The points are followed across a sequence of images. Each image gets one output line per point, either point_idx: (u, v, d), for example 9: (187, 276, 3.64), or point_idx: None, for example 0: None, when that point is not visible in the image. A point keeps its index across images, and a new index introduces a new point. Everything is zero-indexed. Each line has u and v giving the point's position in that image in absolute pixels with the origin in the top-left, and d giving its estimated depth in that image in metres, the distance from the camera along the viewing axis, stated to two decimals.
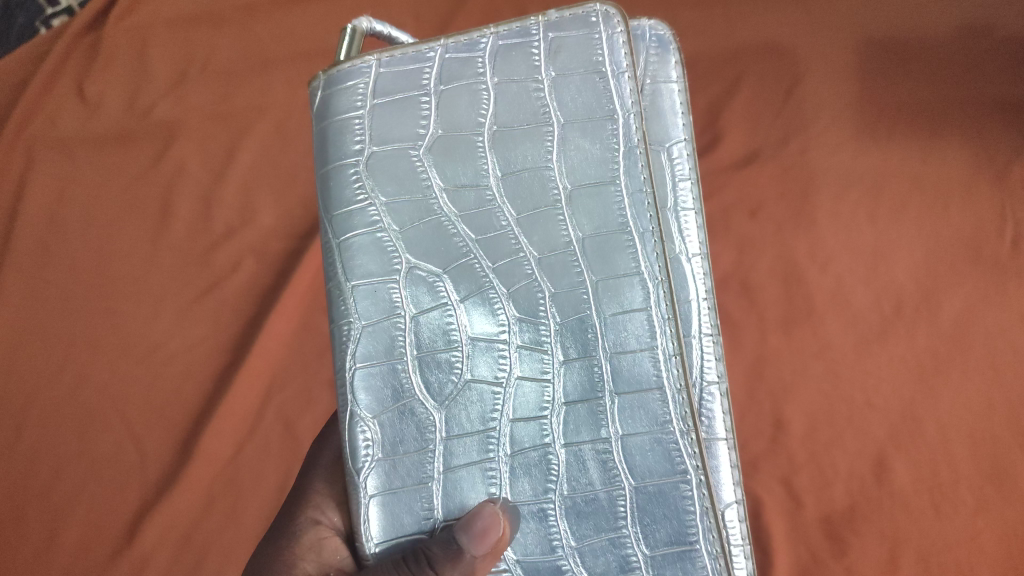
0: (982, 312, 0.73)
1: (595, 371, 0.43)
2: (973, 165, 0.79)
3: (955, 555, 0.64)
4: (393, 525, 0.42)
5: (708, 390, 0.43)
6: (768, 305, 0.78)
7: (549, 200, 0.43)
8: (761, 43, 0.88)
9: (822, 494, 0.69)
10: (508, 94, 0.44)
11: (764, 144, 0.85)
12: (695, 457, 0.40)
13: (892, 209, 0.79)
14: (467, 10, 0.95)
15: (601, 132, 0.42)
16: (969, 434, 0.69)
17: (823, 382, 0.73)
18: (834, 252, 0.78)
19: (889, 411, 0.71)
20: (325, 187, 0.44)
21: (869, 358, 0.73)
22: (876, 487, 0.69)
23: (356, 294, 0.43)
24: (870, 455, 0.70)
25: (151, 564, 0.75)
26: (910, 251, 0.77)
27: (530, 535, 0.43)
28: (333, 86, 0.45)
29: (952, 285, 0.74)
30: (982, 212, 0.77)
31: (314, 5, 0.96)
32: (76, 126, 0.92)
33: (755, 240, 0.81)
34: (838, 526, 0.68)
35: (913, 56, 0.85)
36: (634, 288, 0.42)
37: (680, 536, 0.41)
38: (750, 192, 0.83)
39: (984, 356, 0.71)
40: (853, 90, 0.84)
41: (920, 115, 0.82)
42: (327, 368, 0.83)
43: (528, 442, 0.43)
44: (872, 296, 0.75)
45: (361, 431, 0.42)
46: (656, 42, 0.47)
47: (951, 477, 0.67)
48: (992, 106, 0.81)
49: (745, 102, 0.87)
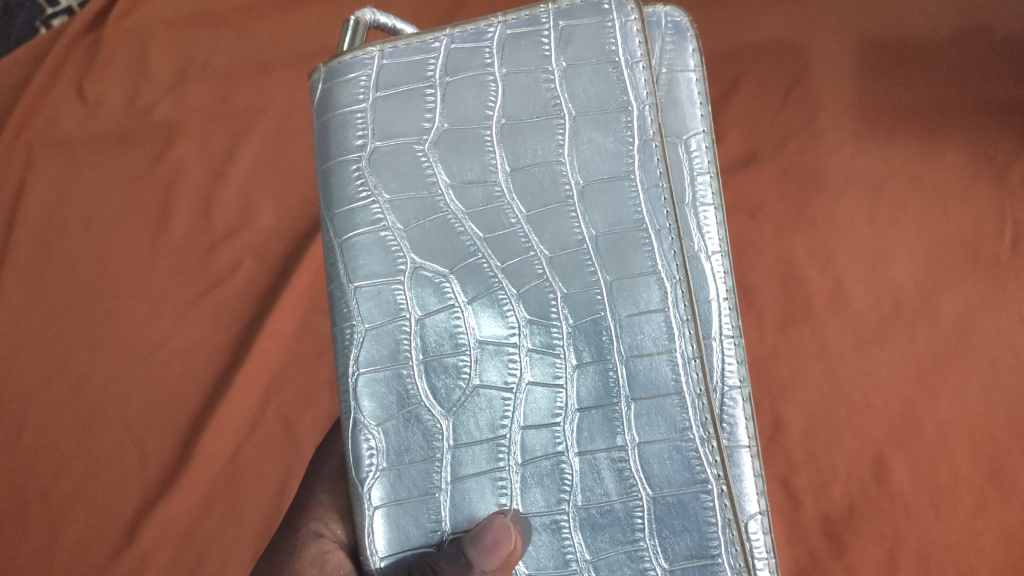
0: (981, 313, 0.70)
1: (611, 376, 0.40)
2: (971, 166, 0.76)
3: (954, 556, 0.62)
4: (398, 538, 0.40)
5: (729, 395, 0.40)
6: (767, 304, 0.75)
7: (561, 196, 0.41)
8: (761, 44, 0.86)
9: (821, 494, 0.67)
10: (518, 85, 0.42)
11: (763, 144, 0.82)
12: (716, 466, 0.38)
13: (891, 207, 0.76)
14: (459, 12, 0.93)
15: (614, 124, 0.40)
16: (968, 435, 0.66)
17: (823, 382, 0.71)
18: (833, 250, 0.76)
19: (889, 411, 0.68)
20: (327, 184, 0.42)
21: (868, 359, 0.70)
22: (875, 488, 0.66)
23: (360, 295, 0.41)
24: (869, 455, 0.67)
25: (151, 564, 0.73)
26: (908, 249, 0.74)
27: (542, 548, 0.41)
28: (334, 78, 0.43)
29: (951, 283, 0.72)
30: (980, 211, 0.74)
31: (309, 10, 0.95)
32: (76, 125, 0.91)
33: (755, 240, 0.78)
34: (838, 526, 0.65)
35: (912, 56, 0.82)
36: (651, 288, 0.40)
37: (700, 550, 0.39)
38: (750, 191, 0.81)
39: (984, 357, 0.68)
40: (852, 91, 0.82)
41: (919, 116, 0.79)
42: (319, 368, 0.82)
43: (541, 450, 0.41)
44: (872, 296, 0.73)
45: (365, 438, 0.40)
46: (673, 29, 0.44)
47: (950, 477, 0.65)
48: (990, 107, 0.78)
49: (744, 102, 0.84)
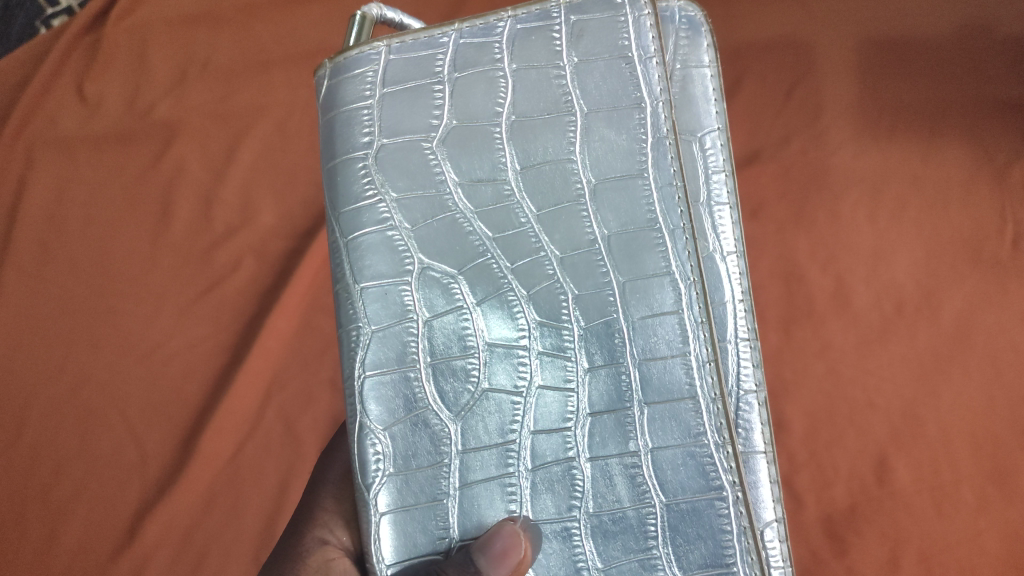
0: (983, 312, 0.69)
1: (623, 380, 0.39)
2: (971, 165, 0.75)
3: (956, 556, 0.61)
4: (405, 545, 0.39)
5: (745, 399, 0.39)
6: (768, 304, 0.74)
7: (572, 195, 0.40)
8: (764, 43, 0.85)
9: (823, 494, 0.66)
10: (528, 81, 0.41)
11: (765, 144, 0.81)
12: (731, 472, 0.37)
13: (892, 206, 0.75)
14: (453, 12, 0.92)
15: (627, 121, 0.40)
16: (970, 434, 0.65)
17: (824, 382, 0.70)
18: (835, 250, 0.74)
19: (890, 411, 0.67)
20: (333, 183, 0.41)
21: (870, 359, 0.69)
22: (876, 487, 0.65)
23: (366, 296, 0.40)
24: (870, 455, 0.66)
25: (150, 565, 0.72)
26: (910, 248, 0.73)
27: (553, 557, 0.40)
28: (340, 74, 0.42)
29: (953, 281, 0.71)
30: (982, 210, 0.73)
31: (305, 8, 0.94)
32: (76, 123, 0.90)
33: (756, 240, 0.77)
34: (839, 526, 0.64)
35: (913, 55, 0.81)
36: (664, 289, 0.39)
37: (715, 558, 0.37)
38: (752, 191, 0.80)
39: (986, 356, 0.67)
40: (854, 90, 0.81)
41: (920, 115, 0.78)
42: (313, 367, 0.81)
43: (551, 456, 0.40)
44: (873, 296, 0.72)
45: (371, 443, 0.39)
46: (687, 24, 0.43)
47: (952, 476, 0.64)
48: (991, 106, 0.77)
49: (746, 102, 0.83)
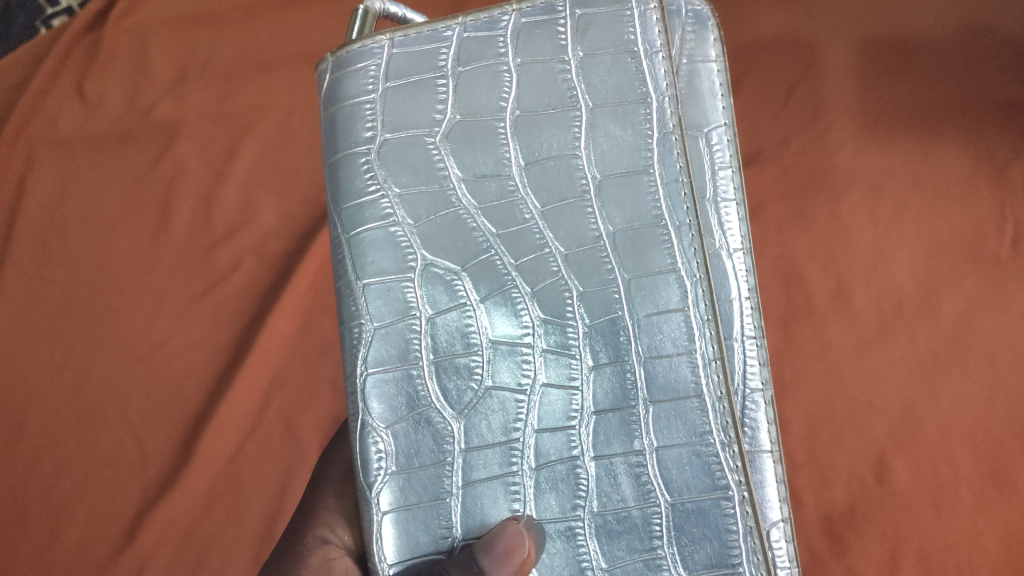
0: (983, 312, 0.68)
1: (628, 378, 0.39)
2: (972, 165, 0.74)
3: (955, 556, 0.60)
4: (409, 544, 0.39)
5: (751, 398, 0.39)
6: (767, 305, 0.74)
7: (577, 191, 0.40)
8: (765, 43, 0.85)
9: (823, 494, 0.66)
10: (533, 76, 0.40)
11: (765, 144, 0.81)
12: (738, 472, 0.37)
13: (892, 205, 0.75)
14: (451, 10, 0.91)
15: (632, 117, 0.39)
16: (970, 434, 0.64)
17: (824, 382, 0.69)
18: (835, 249, 0.74)
19: (890, 411, 0.67)
20: (335, 178, 0.41)
21: (870, 359, 0.69)
22: (876, 488, 0.64)
23: (368, 293, 0.40)
24: (870, 455, 0.66)
25: (150, 564, 0.71)
26: (910, 247, 0.72)
27: (557, 556, 0.39)
28: (342, 68, 0.41)
29: (954, 281, 0.70)
30: (982, 209, 0.73)
31: (303, 7, 0.94)
32: (77, 122, 0.89)
33: (755, 240, 0.77)
34: (839, 527, 0.64)
35: (914, 54, 0.80)
36: (670, 286, 0.38)
37: (720, 558, 0.37)
38: (751, 191, 0.79)
39: (986, 357, 0.67)
40: (855, 89, 0.80)
41: (920, 115, 0.78)
42: (309, 367, 0.80)
43: (555, 454, 0.40)
44: (873, 296, 0.71)
45: (373, 442, 0.39)
46: (693, 18, 0.42)
47: (951, 476, 0.63)
48: (992, 105, 0.76)
49: (746, 102, 0.83)
